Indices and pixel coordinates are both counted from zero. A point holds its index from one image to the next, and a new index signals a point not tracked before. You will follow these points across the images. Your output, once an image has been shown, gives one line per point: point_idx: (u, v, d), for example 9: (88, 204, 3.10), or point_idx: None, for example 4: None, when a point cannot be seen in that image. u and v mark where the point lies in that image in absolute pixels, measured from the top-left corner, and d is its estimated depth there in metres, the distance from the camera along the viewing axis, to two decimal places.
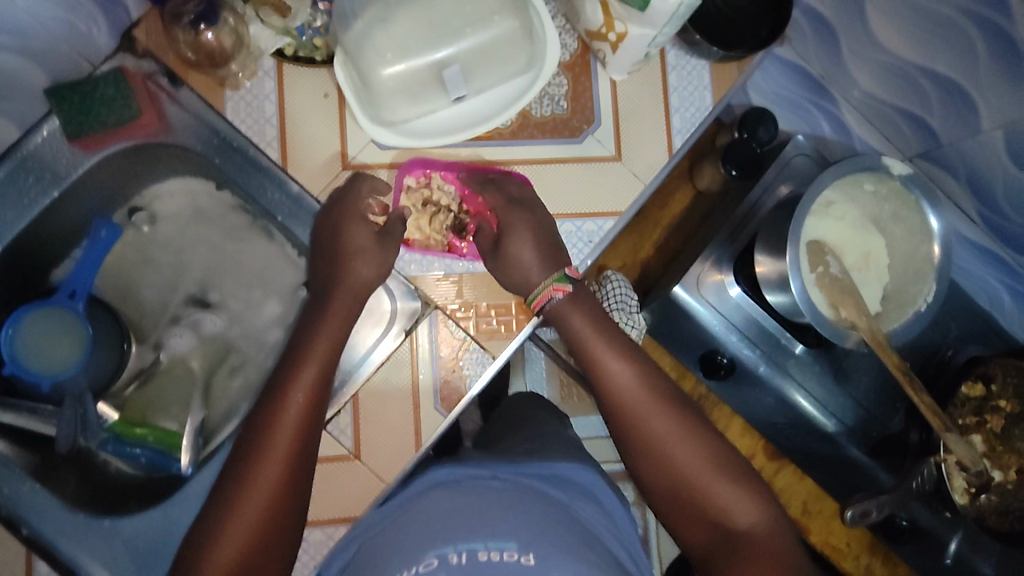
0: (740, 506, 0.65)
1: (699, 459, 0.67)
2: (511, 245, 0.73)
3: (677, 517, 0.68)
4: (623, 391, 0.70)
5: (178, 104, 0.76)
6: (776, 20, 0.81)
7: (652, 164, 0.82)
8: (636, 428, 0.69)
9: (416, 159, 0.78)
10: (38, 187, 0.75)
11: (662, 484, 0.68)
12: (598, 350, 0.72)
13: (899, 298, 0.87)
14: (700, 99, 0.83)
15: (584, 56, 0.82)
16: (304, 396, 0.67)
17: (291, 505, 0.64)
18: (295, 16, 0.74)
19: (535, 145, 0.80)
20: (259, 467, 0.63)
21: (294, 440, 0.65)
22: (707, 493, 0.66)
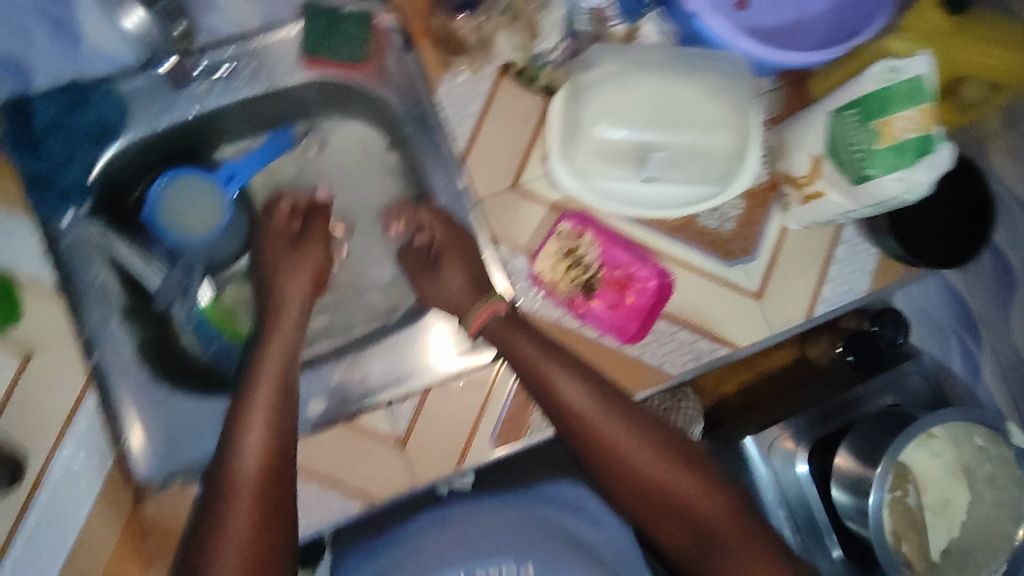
0: (703, 500, 0.68)
1: (654, 458, 0.69)
2: (445, 271, 0.79)
3: (655, 514, 0.69)
4: (575, 403, 0.71)
5: (403, 66, 0.80)
6: (950, 242, 0.77)
7: (786, 318, 0.82)
8: (591, 437, 0.70)
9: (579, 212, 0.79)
10: (250, 78, 0.79)
11: (635, 494, 0.70)
12: (545, 369, 0.72)
13: (959, 560, 0.82)
14: (857, 281, 0.84)
15: (769, 191, 0.82)
16: (263, 411, 0.68)
17: (283, 513, 0.64)
18: (542, 40, 0.77)
19: (688, 249, 0.81)
20: (236, 489, 0.64)
21: (267, 443, 0.67)
22: (669, 491, 0.69)
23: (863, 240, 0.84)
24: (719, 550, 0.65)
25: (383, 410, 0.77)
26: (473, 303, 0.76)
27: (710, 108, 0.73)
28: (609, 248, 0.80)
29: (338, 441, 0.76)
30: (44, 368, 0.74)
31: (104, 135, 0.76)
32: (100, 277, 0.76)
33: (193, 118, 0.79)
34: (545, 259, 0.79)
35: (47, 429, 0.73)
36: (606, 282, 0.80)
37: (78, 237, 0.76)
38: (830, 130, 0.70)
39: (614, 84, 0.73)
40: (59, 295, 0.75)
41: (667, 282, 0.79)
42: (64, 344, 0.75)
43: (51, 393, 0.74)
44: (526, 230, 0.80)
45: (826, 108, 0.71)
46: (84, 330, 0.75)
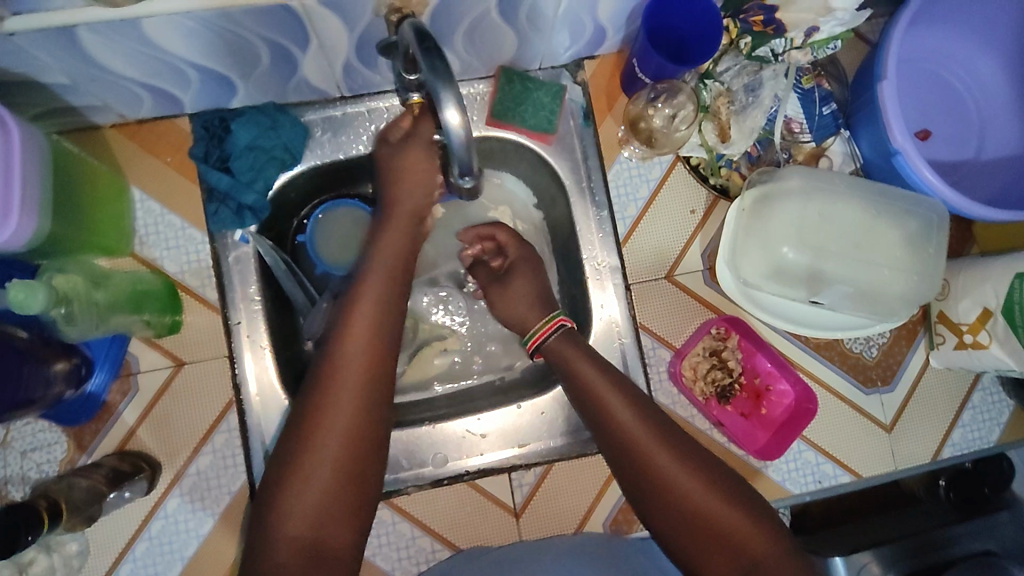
0: (740, 528, 0.59)
1: (692, 475, 0.61)
2: (510, 280, 0.79)
3: (694, 552, 0.60)
4: (611, 410, 0.66)
5: (578, 137, 0.81)
6: None
7: (914, 455, 0.81)
8: (624, 449, 0.64)
9: (731, 315, 0.79)
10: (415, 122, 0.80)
11: (675, 528, 0.60)
12: (592, 381, 0.68)
13: None
14: (988, 429, 0.83)
15: (915, 326, 0.83)
16: (351, 378, 0.60)
17: (357, 494, 0.58)
18: (730, 143, 0.78)
19: (830, 369, 0.81)
20: (314, 451, 0.57)
21: (352, 419, 0.59)
22: (711, 520, 0.59)
23: (1000, 389, 0.83)
24: None
25: (505, 476, 0.79)
26: (537, 325, 0.74)
27: (893, 245, 0.73)
28: (751, 355, 0.80)
29: (457, 500, 0.78)
30: (193, 379, 0.75)
31: (287, 160, 0.78)
32: (255, 297, 0.78)
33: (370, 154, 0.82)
34: (690, 356, 0.79)
35: (187, 441, 0.74)
36: (743, 389, 0.80)
37: (242, 254, 0.78)
38: (1013, 292, 0.71)
39: (798, 200, 0.73)
40: (218, 310, 0.77)
41: (810, 406, 0.78)
42: (216, 359, 0.76)
43: (194, 405, 0.75)
44: (672, 321, 0.81)
45: (1013, 269, 0.72)
46: (235, 345, 0.76)
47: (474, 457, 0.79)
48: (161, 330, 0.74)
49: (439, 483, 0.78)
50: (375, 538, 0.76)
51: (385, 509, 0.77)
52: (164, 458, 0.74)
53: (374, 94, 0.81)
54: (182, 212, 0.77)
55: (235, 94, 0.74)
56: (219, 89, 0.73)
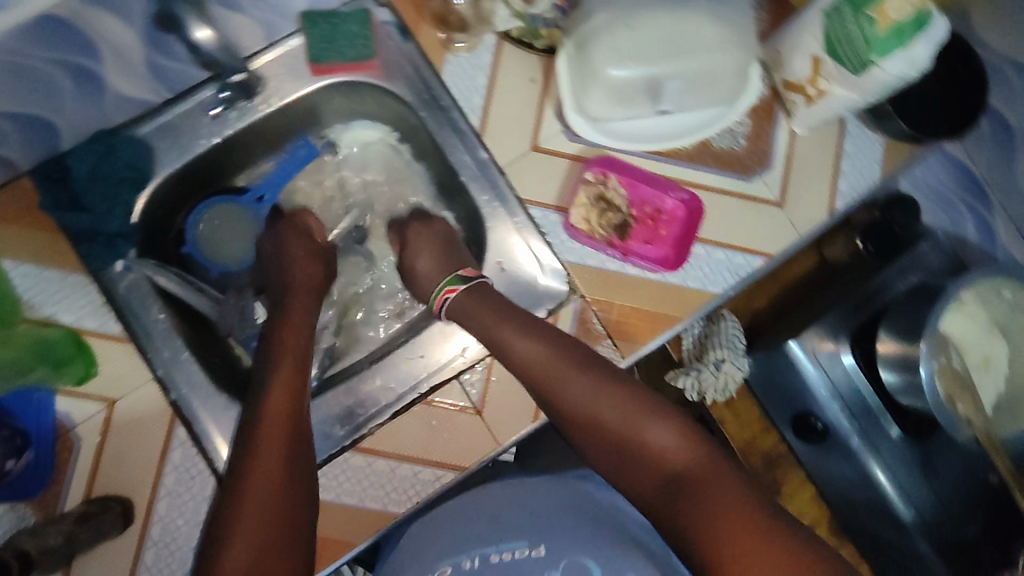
0: (672, 449, 0.68)
1: (604, 403, 0.71)
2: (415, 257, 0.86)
3: (617, 465, 0.70)
4: (540, 368, 0.73)
5: (402, 54, 0.83)
6: (959, 105, 0.83)
7: (811, 217, 0.87)
8: (559, 402, 0.72)
9: (604, 157, 0.82)
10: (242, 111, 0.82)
11: (601, 449, 0.71)
12: (503, 334, 0.75)
13: (1011, 407, 0.91)
14: (869, 170, 0.88)
15: (770, 103, 0.87)
16: (286, 373, 0.74)
17: (300, 463, 0.68)
18: (535, 4, 0.78)
19: (708, 173, 0.85)
20: (261, 447, 0.67)
21: (282, 417, 0.70)
22: (628, 436, 0.70)
23: (867, 131, 0.88)
24: (686, 492, 0.65)
25: (454, 383, 0.79)
26: (441, 280, 0.81)
27: (710, 33, 0.76)
28: (631, 186, 0.83)
29: (418, 423, 0.78)
30: (129, 410, 0.75)
31: (138, 177, 0.80)
32: (158, 316, 0.79)
33: (217, 145, 0.83)
34: (579, 207, 0.82)
35: (146, 467, 0.74)
36: (637, 221, 0.83)
37: (133, 281, 0.79)
38: (827, 31, 0.73)
39: (611, 29, 0.75)
40: (128, 340, 0.76)
41: (694, 207, 0.84)
42: (143, 384, 0.76)
43: (141, 435, 0.75)
44: (554, 187, 0.83)
45: (820, 9, 0.74)
46: (157, 368, 0.78)
47: (422, 377, 0.81)
48: (77, 379, 0.74)
49: (397, 416, 0.78)
50: (358, 485, 0.76)
51: (357, 456, 0.77)
52: (131, 492, 0.73)
53: (195, 86, 0.80)
54: (52, 260, 0.75)
55: (59, 131, 0.76)
56: (38, 133, 0.75)
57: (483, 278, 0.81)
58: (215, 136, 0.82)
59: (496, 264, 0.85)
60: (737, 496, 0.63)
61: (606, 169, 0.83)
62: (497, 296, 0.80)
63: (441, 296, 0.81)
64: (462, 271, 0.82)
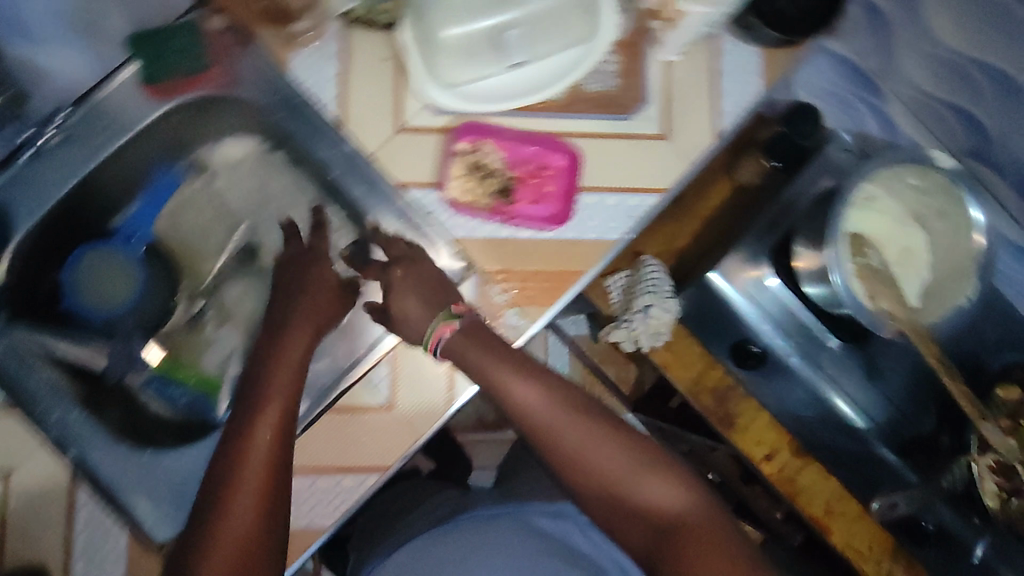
0: (667, 499, 0.72)
1: (605, 454, 0.73)
2: (400, 300, 0.75)
3: (610, 512, 0.74)
4: (542, 414, 0.73)
5: (248, 61, 0.78)
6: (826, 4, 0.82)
7: (698, 144, 0.84)
8: (561, 451, 0.73)
9: (471, 123, 0.79)
10: (95, 142, 0.77)
11: (595, 495, 0.74)
12: (504, 378, 0.73)
13: (938, 295, 0.89)
14: (747, 83, 0.85)
15: (637, 36, 0.84)
16: (277, 408, 0.69)
17: (273, 510, 0.65)
18: None
19: (586, 119, 0.83)
20: (235, 494, 0.64)
21: (266, 464, 0.66)
22: (625, 488, 0.73)
23: (745, 44, 0.85)
24: (676, 542, 0.70)
25: (360, 385, 0.77)
26: (432, 320, 0.73)
27: None
28: (507, 148, 0.80)
29: (331, 433, 0.75)
30: (25, 478, 0.73)
31: None
32: (40, 376, 0.75)
33: (72, 188, 0.77)
34: (454, 182, 0.79)
35: (53, 533, 0.72)
36: (520, 181, 0.80)
37: (6, 347, 0.75)
38: None
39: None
40: (13, 409, 0.74)
41: (572, 153, 0.81)
42: (37, 449, 0.74)
43: (44, 501, 0.73)
44: (426, 163, 0.79)
45: None
46: (49, 430, 0.74)
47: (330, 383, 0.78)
48: None
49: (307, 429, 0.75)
50: None
51: None
52: (43, 560, 0.71)
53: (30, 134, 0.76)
54: None
55: None
56: None
57: (477, 317, 0.75)
58: (66, 183, 0.77)
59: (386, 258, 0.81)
60: (723, 550, 0.69)
61: (476, 136, 0.80)
62: (492, 335, 0.75)
63: (433, 337, 0.74)
64: (453, 309, 0.75)
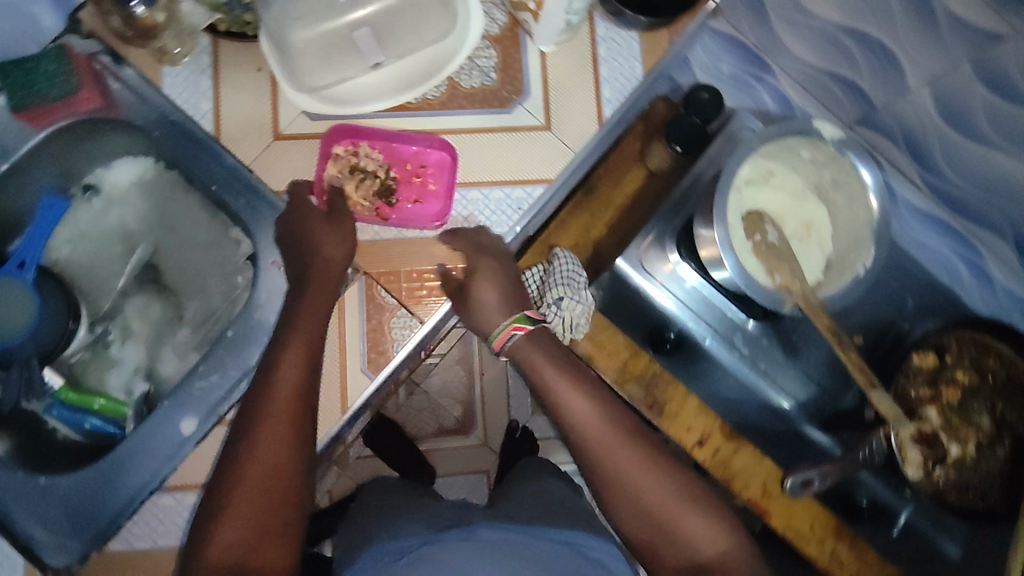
0: (711, 540, 0.62)
1: (648, 478, 0.64)
2: (479, 289, 0.72)
3: (648, 545, 0.64)
4: (584, 426, 0.66)
5: (124, 86, 0.79)
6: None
7: (581, 132, 0.84)
8: (601, 468, 0.65)
9: (341, 126, 0.79)
10: None
11: (634, 523, 0.64)
12: (558, 384, 0.67)
13: (839, 265, 0.88)
14: (629, 69, 0.86)
15: (513, 30, 0.85)
16: (299, 363, 0.65)
17: (299, 479, 0.59)
18: None
19: (465, 116, 0.83)
20: (254, 471, 0.58)
21: (290, 433, 0.60)
22: (671, 521, 0.63)
23: (620, 30, 0.86)
24: None
25: None
26: (507, 316, 0.70)
27: None
28: (382, 150, 0.80)
29: None
30: None
31: None
32: None
33: None
34: (332, 185, 0.77)
35: None
36: (400, 181, 0.80)
37: None
38: None
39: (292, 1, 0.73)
40: None
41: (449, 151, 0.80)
42: None
43: None
44: (309, 170, 0.81)
45: None
46: None
47: (220, 399, 0.78)
48: None
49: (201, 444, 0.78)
50: None
51: None
52: None
53: None
54: None
55: None
56: None
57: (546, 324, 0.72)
58: None
59: (271, 264, 0.79)
60: None
61: (349, 138, 0.80)
62: (558, 345, 0.71)
63: (503, 334, 0.70)
64: (528, 312, 0.71)
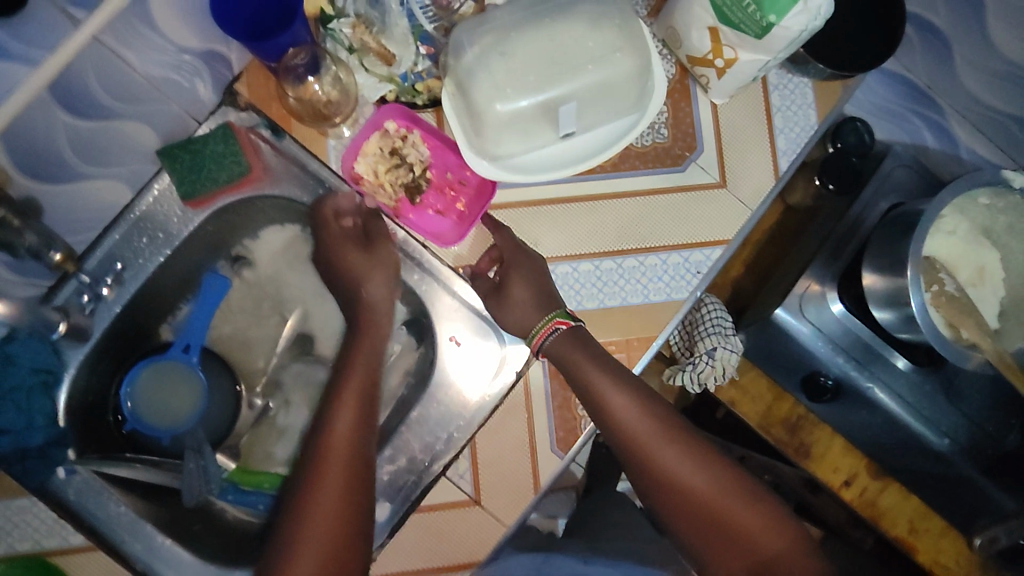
0: (768, 536, 0.62)
1: (695, 474, 0.65)
2: (512, 289, 0.72)
3: (699, 539, 0.64)
4: (632, 425, 0.66)
5: (281, 155, 0.76)
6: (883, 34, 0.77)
7: (758, 187, 0.80)
8: (647, 464, 0.66)
9: (403, 108, 0.74)
10: (151, 247, 0.76)
11: (684, 518, 0.64)
12: (598, 381, 0.68)
13: (1017, 314, 0.85)
14: (804, 117, 0.82)
15: (683, 81, 0.81)
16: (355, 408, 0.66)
17: (354, 532, 0.61)
18: (399, 63, 0.72)
19: (638, 176, 0.79)
20: (313, 520, 0.60)
21: (345, 486, 0.62)
22: (727, 514, 0.63)
23: (793, 75, 0.82)
24: None
25: (444, 480, 0.75)
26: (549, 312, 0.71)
27: (599, 37, 0.67)
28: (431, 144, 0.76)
29: (422, 534, 0.75)
30: None
31: (49, 377, 0.71)
32: (119, 508, 0.73)
33: (119, 314, 0.76)
34: (367, 157, 0.74)
35: None
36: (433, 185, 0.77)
37: (80, 484, 0.72)
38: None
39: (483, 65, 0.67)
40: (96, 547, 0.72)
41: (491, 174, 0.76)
42: None
43: None
44: (481, 240, 0.77)
45: None
46: (135, 563, 0.72)
47: (412, 486, 0.76)
48: None
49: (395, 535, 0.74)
50: None
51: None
52: None
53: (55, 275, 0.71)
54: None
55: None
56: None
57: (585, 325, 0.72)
58: (116, 306, 0.76)
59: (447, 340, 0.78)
60: None
61: (405, 121, 0.75)
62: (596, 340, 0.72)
63: (546, 329, 0.71)
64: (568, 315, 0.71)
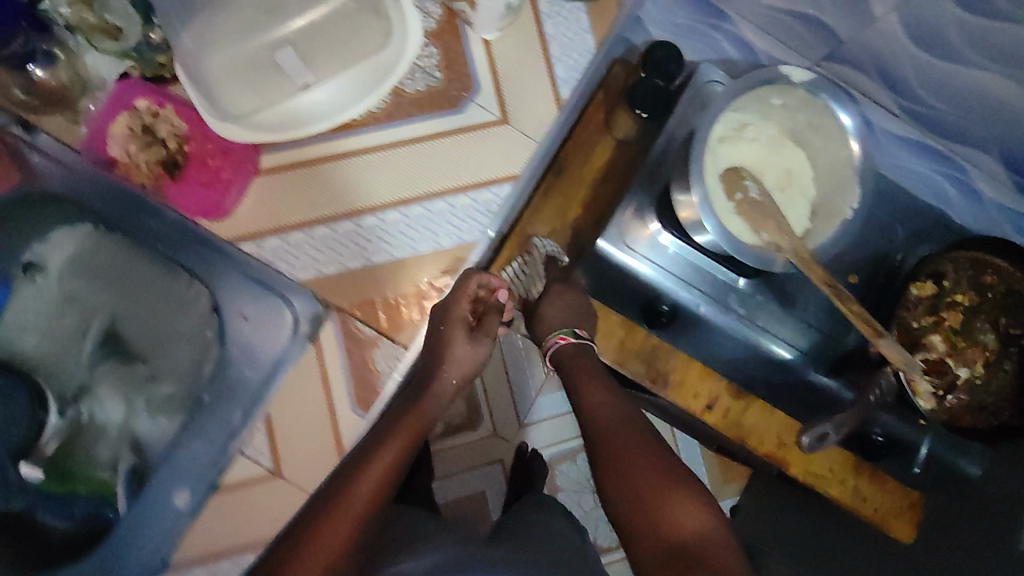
0: (705, 530, 0.54)
1: (646, 464, 0.59)
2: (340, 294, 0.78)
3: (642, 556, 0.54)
4: (603, 422, 0.64)
5: (51, 160, 0.77)
6: None
7: (541, 118, 0.81)
8: (610, 463, 0.60)
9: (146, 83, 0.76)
10: None
11: (625, 508, 0.57)
12: (582, 385, 0.67)
13: (826, 211, 0.81)
14: (580, 43, 0.83)
15: (451, 21, 0.80)
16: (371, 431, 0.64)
17: None
18: (126, 38, 0.74)
19: (417, 121, 0.79)
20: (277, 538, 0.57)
21: None
22: (667, 510, 0.55)
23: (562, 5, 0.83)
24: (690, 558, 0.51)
25: (242, 457, 0.78)
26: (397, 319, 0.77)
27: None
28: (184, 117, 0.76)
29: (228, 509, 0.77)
30: None
31: None
32: None
33: None
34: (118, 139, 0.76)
35: None
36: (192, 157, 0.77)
37: None
38: None
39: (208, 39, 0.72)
40: None
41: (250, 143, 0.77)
42: None
43: None
44: (258, 209, 0.78)
45: None
46: None
47: (209, 466, 0.78)
48: None
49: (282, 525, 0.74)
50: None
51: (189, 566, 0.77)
52: None
53: None
54: None
55: None
56: None
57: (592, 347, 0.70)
58: None
59: (239, 317, 0.79)
60: None
61: (155, 97, 0.76)
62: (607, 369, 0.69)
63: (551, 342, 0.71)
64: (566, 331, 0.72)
